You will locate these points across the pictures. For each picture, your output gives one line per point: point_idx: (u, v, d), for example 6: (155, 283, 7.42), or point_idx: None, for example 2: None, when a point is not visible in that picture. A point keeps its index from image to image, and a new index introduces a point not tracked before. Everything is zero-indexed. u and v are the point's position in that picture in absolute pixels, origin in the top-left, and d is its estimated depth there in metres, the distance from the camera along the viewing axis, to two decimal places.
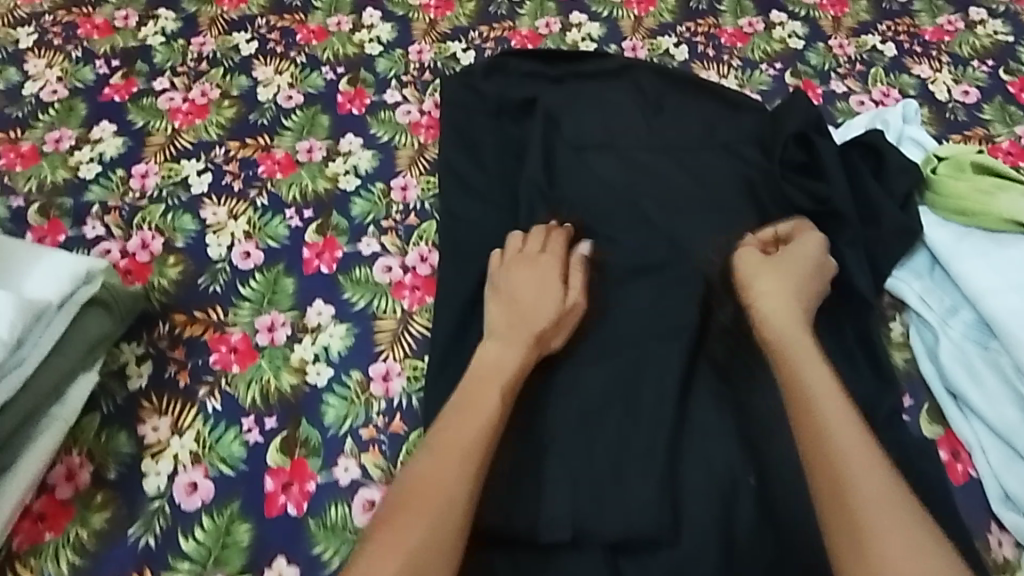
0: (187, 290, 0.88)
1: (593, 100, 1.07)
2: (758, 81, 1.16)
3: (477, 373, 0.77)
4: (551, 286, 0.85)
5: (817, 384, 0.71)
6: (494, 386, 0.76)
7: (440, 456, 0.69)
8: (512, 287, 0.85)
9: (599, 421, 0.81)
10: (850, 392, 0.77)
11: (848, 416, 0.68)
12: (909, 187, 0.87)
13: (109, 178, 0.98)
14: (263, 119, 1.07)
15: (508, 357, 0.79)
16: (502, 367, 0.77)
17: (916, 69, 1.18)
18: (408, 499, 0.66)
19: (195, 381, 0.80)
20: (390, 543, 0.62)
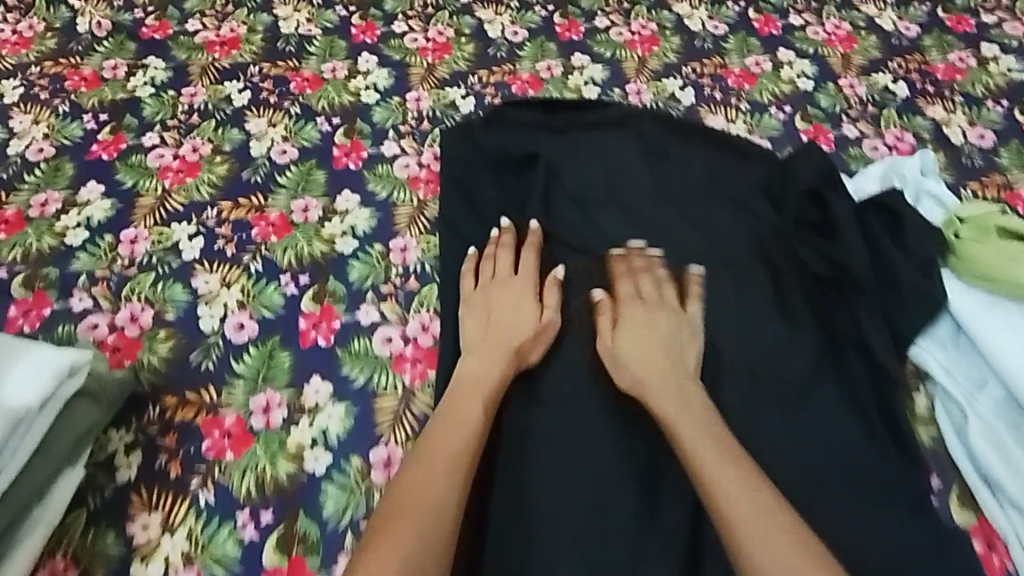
0: (179, 368, 0.84)
1: (598, 152, 1.03)
2: (768, 125, 1.12)
3: (460, 387, 0.78)
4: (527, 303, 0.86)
5: (688, 420, 0.74)
6: (476, 398, 0.77)
7: (426, 464, 0.70)
8: (488, 302, 0.87)
9: (615, 506, 0.77)
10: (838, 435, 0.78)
11: (704, 437, 0.72)
12: (933, 252, 0.83)
13: (96, 244, 0.94)
14: (256, 176, 1.03)
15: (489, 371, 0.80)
16: (483, 379, 0.79)
17: (929, 110, 1.15)
18: (397, 506, 0.67)
19: (187, 473, 0.77)
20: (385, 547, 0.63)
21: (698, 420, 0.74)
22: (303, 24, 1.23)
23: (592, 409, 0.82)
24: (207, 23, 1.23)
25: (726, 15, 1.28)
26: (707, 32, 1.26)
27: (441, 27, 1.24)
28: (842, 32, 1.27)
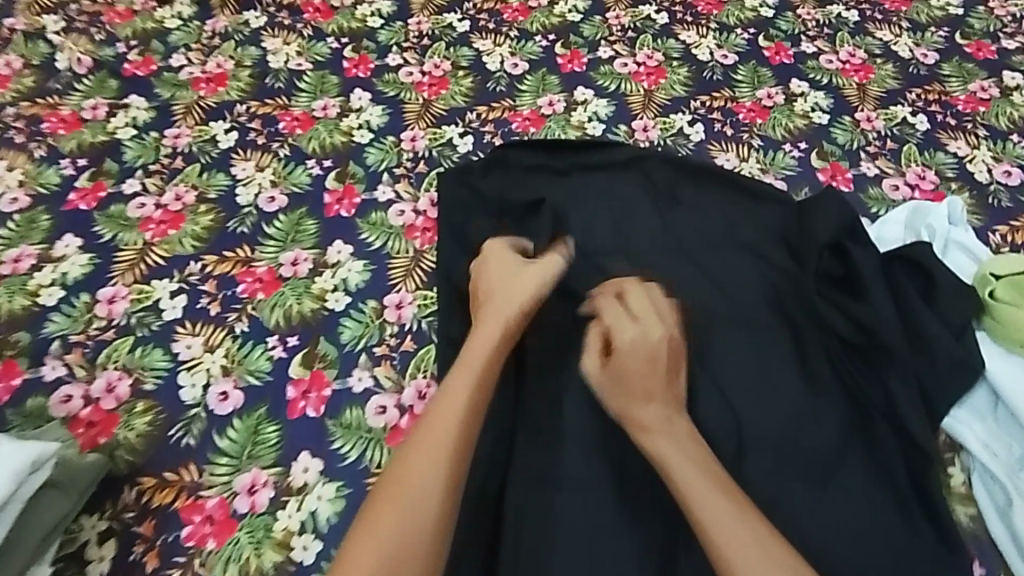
0: (158, 446, 0.79)
1: (605, 198, 0.97)
2: (783, 164, 1.06)
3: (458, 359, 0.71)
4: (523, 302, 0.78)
5: (674, 440, 0.69)
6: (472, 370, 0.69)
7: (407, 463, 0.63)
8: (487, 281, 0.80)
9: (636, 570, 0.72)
10: (859, 485, 0.74)
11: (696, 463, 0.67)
12: (965, 316, 0.78)
13: (72, 305, 0.89)
14: (243, 226, 0.97)
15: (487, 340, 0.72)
16: (479, 351, 0.71)
17: (952, 145, 1.09)
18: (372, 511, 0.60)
19: (165, 565, 0.73)
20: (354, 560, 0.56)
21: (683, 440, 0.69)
22: (293, 57, 1.18)
23: (597, 459, 0.77)
24: (193, 57, 1.17)
25: (736, 44, 1.22)
26: (716, 62, 1.20)
27: (437, 60, 1.18)
28: (857, 60, 1.21)
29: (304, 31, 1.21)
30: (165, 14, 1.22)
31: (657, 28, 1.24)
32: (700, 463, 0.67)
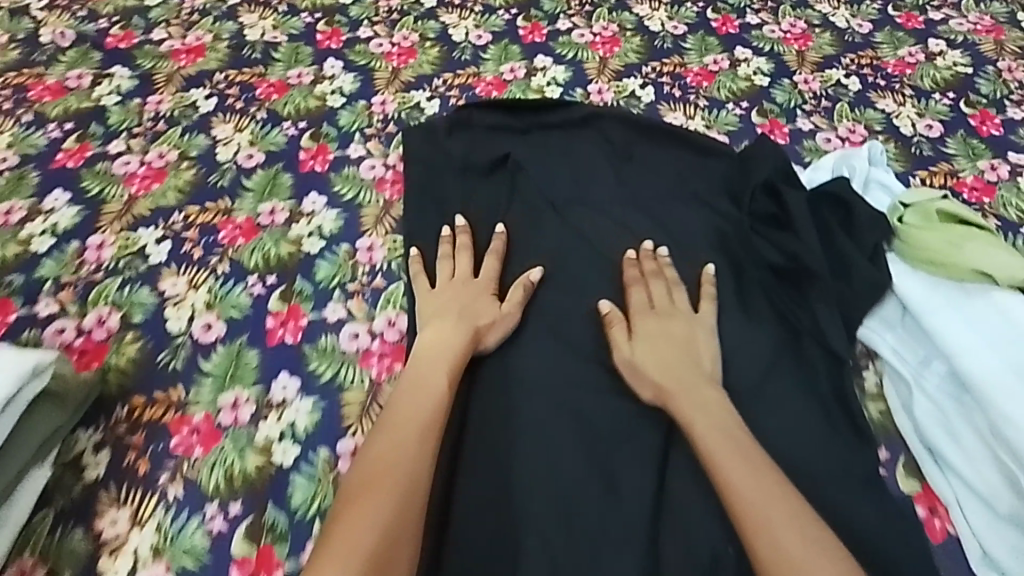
0: (147, 370, 0.85)
1: (560, 152, 1.05)
2: (726, 121, 1.15)
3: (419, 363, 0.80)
4: (486, 298, 0.87)
5: (706, 419, 0.75)
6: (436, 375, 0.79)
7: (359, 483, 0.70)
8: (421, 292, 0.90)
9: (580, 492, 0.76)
10: (780, 370, 0.84)
11: (723, 438, 0.73)
12: (877, 239, 0.86)
13: (62, 252, 0.95)
14: (223, 181, 1.04)
15: (445, 341, 0.82)
16: (435, 357, 0.81)
17: (881, 103, 1.19)
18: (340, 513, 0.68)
19: (155, 470, 0.77)
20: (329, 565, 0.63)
21: (716, 418, 0.75)
22: (269, 31, 1.25)
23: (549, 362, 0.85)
24: (172, 31, 1.24)
25: (686, 16, 1.32)
26: (667, 32, 1.29)
27: (406, 33, 1.26)
28: (798, 30, 1.31)
29: (280, 7, 1.29)
30: None
31: (613, 2, 1.33)
32: (730, 437, 0.73)
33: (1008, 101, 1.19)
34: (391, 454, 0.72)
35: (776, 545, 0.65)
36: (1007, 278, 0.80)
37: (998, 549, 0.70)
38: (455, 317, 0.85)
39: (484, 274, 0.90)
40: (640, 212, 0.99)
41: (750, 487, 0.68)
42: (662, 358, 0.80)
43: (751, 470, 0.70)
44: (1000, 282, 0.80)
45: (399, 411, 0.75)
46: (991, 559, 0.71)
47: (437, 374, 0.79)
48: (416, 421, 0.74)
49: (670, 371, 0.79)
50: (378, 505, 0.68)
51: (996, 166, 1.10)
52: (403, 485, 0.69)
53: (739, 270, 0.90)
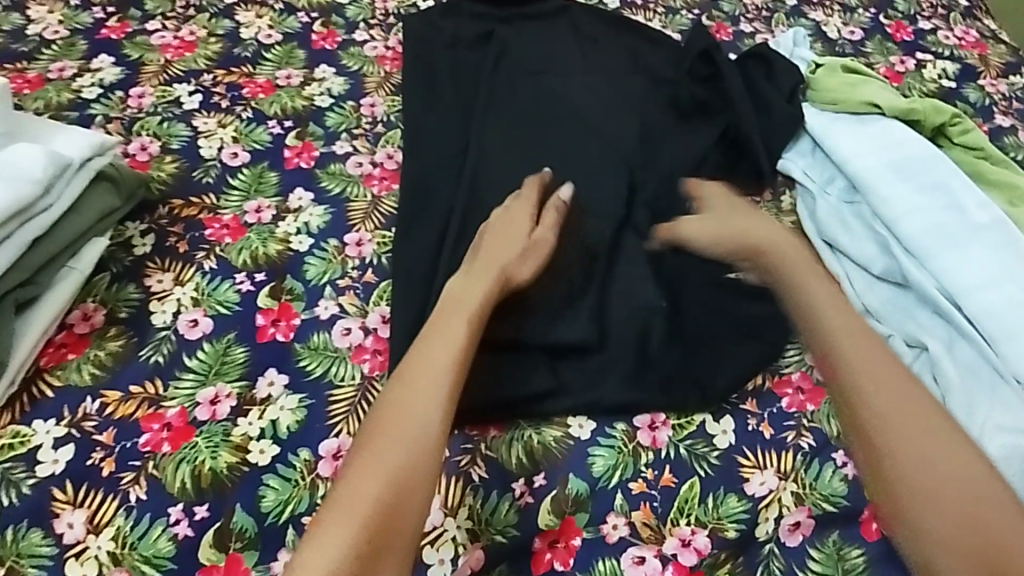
0: (184, 182, 1.00)
1: (536, 35, 1.22)
2: (679, 23, 1.34)
3: (448, 302, 0.80)
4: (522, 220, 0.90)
5: (840, 325, 0.78)
6: (463, 316, 0.78)
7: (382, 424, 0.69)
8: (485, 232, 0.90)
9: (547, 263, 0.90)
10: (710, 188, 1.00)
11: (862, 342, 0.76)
12: (793, 84, 1.05)
13: (109, 99, 1.11)
14: (246, 52, 1.21)
15: (474, 285, 0.82)
16: (465, 298, 0.80)
17: (813, 14, 1.38)
18: (366, 446, 0.68)
19: (193, 249, 0.92)
20: (353, 498, 0.64)
21: (851, 327, 0.78)
22: None
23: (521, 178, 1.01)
24: None
25: None
26: None
27: None
28: None
29: None
30: None
31: None
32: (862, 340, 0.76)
33: (919, 15, 1.39)
34: (415, 401, 0.70)
35: (907, 456, 0.68)
36: (891, 109, 0.98)
37: (874, 302, 0.86)
38: (490, 253, 0.86)
39: (529, 195, 0.93)
40: (603, 76, 1.15)
41: (891, 403, 0.71)
42: (802, 257, 0.87)
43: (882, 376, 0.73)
44: (885, 111, 0.98)
45: (420, 357, 0.74)
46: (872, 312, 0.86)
47: (457, 327, 0.77)
48: (439, 364, 0.73)
49: (799, 273, 0.85)
50: (394, 447, 0.67)
51: (904, 61, 1.29)
52: (421, 430, 0.69)
53: (680, 115, 1.08)
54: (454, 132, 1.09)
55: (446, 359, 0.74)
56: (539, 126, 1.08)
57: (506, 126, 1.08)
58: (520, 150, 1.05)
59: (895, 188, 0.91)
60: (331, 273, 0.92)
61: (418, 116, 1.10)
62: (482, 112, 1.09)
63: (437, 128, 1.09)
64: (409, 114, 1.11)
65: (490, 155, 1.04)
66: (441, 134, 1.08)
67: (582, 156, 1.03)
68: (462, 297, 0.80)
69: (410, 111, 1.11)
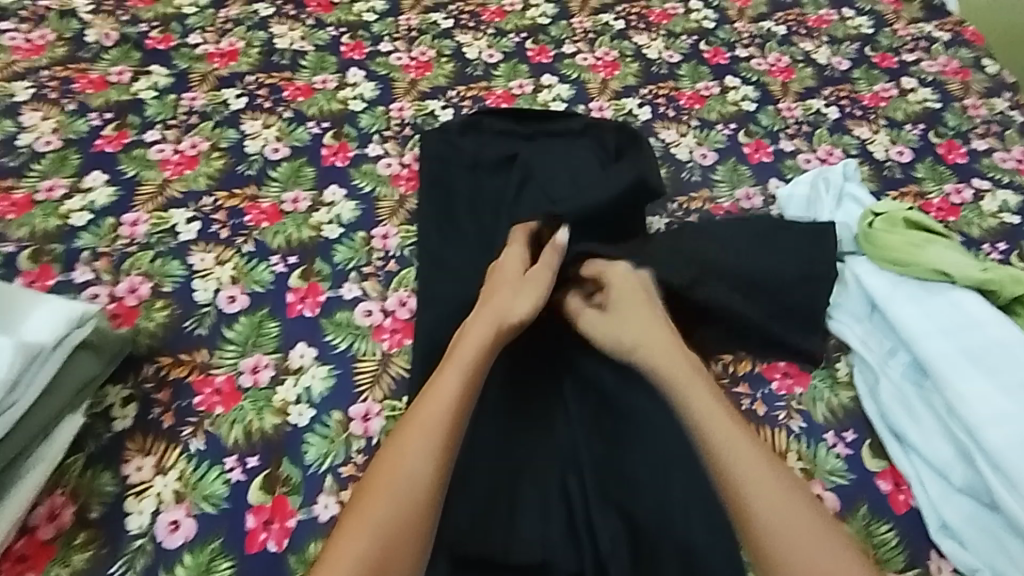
0: (174, 333, 0.91)
1: (563, 154, 1.12)
2: (714, 139, 1.25)
3: (455, 349, 0.81)
4: (518, 273, 0.90)
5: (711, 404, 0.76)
6: (456, 366, 0.79)
7: (371, 482, 0.71)
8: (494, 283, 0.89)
9: (596, 419, 0.84)
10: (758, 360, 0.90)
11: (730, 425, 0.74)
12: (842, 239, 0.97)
13: (99, 226, 1.02)
14: (251, 170, 1.12)
15: (478, 331, 0.82)
16: (472, 345, 0.81)
17: (857, 130, 1.29)
18: (356, 506, 0.70)
19: (180, 423, 0.83)
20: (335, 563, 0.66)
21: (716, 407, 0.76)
22: (297, 41, 1.36)
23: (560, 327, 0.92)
24: (208, 37, 1.35)
25: (680, 47, 1.45)
26: (663, 60, 1.41)
27: (423, 49, 1.38)
28: (783, 64, 1.44)
29: (308, 20, 1.41)
30: (183, 2, 1.42)
31: (614, 32, 1.46)
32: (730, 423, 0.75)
33: (972, 133, 1.30)
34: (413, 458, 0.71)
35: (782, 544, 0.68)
36: (964, 278, 0.88)
37: (953, 518, 0.76)
38: (496, 297, 0.86)
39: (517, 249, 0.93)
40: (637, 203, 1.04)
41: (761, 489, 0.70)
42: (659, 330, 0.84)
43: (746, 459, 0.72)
44: (957, 280, 0.88)
45: (418, 414, 0.75)
46: (950, 529, 0.77)
47: (452, 382, 0.77)
48: (436, 421, 0.74)
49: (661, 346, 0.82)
50: (381, 509, 0.69)
51: (960, 189, 1.19)
52: (406, 492, 0.70)
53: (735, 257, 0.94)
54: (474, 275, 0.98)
55: (443, 411, 0.74)
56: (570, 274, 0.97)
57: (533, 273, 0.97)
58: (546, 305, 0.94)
59: (971, 378, 0.81)
60: (333, 456, 0.82)
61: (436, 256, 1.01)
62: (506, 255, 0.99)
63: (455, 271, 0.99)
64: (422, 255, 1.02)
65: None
66: (460, 276, 0.98)
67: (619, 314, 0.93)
68: (472, 345, 0.81)
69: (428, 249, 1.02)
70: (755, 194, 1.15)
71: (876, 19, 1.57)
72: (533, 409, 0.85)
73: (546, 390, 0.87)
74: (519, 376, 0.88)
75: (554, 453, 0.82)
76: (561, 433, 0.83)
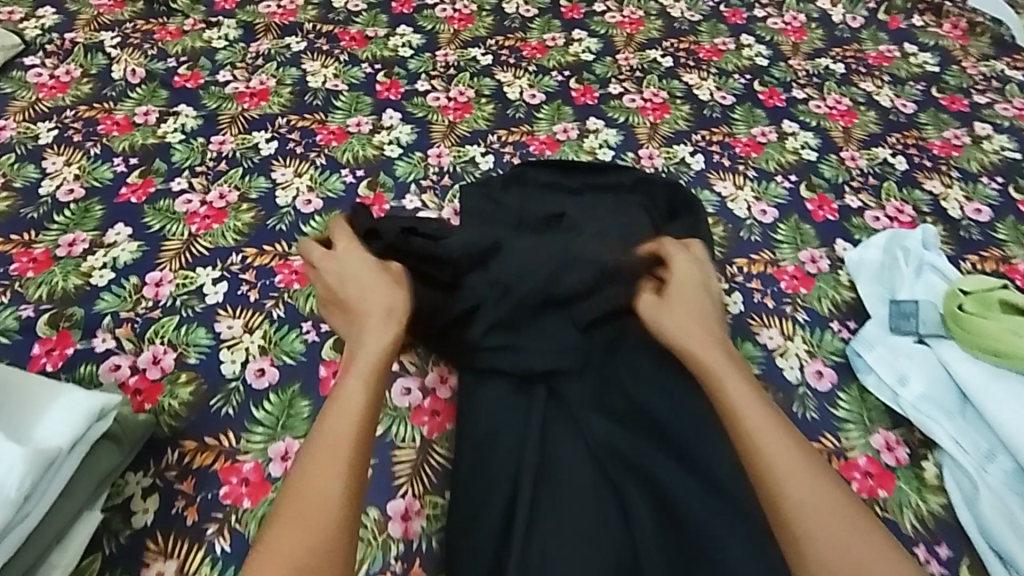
0: (199, 414, 0.84)
1: (611, 206, 1.05)
2: (774, 193, 1.16)
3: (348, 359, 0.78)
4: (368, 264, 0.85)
5: (731, 376, 0.79)
6: (356, 375, 0.75)
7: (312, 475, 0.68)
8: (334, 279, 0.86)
9: (657, 520, 0.78)
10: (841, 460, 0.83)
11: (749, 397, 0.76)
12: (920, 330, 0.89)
13: (122, 286, 0.96)
14: (281, 225, 1.06)
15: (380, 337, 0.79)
16: (374, 349, 0.78)
17: (928, 184, 1.20)
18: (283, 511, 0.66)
19: (204, 519, 0.76)
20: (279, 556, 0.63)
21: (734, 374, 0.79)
22: (330, 79, 1.30)
23: (615, 414, 0.86)
24: (238, 74, 1.29)
25: (732, 87, 1.36)
26: (715, 101, 1.33)
27: (462, 88, 1.31)
28: (843, 107, 1.35)
29: (342, 56, 1.34)
30: (212, 36, 1.37)
31: (662, 70, 1.38)
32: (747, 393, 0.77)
33: None
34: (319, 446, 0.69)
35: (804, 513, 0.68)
36: None
37: None
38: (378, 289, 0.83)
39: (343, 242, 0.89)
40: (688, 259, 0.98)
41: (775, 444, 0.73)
42: (693, 320, 0.85)
43: (774, 429, 0.74)
44: None
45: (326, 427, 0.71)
46: None
47: (358, 393, 0.74)
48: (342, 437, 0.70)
49: (693, 335, 0.83)
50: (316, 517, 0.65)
51: None
52: (328, 498, 0.66)
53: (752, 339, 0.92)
54: (532, 346, 0.90)
55: (355, 416, 0.72)
56: (623, 361, 0.90)
57: (586, 352, 0.90)
58: (601, 399, 0.87)
59: None
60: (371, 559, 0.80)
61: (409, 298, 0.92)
62: (549, 330, 0.91)
63: (496, 340, 0.90)
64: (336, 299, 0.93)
65: (570, 400, 0.87)
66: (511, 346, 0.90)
67: (675, 389, 0.87)
68: (372, 349, 0.77)
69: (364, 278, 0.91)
70: (820, 256, 1.06)
71: (941, 56, 1.47)
72: (588, 517, 0.79)
73: (601, 489, 0.81)
74: (572, 483, 0.81)
75: (610, 556, 0.76)
76: (618, 547, 0.77)
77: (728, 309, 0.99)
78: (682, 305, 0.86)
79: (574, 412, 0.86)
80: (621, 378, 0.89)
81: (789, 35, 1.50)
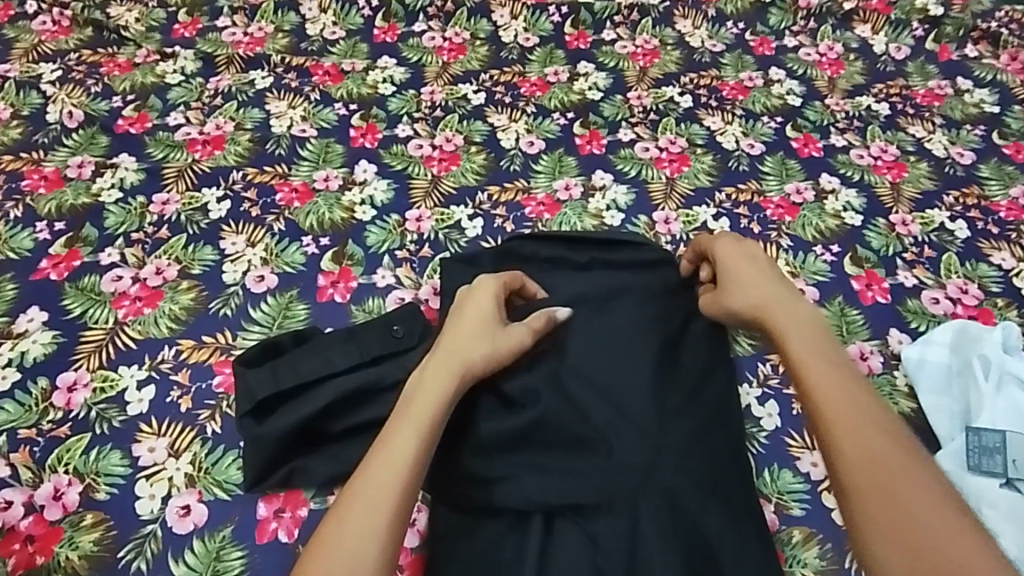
0: (105, 571, 0.69)
1: (632, 292, 0.85)
2: (815, 268, 0.99)
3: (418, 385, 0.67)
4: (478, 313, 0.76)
5: (799, 331, 0.67)
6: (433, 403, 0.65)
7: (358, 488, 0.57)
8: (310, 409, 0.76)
9: None
10: None
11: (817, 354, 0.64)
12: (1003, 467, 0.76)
13: (27, 392, 0.80)
14: (226, 309, 0.89)
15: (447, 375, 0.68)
16: (444, 379, 0.67)
17: (996, 257, 1.02)
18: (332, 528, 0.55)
19: None
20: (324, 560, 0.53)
21: (808, 329, 0.67)
22: (297, 122, 1.12)
23: (633, 551, 0.67)
24: (191, 116, 1.12)
25: (762, 133, 1.17)
26: (741, 151, 1.14)
27: (449, 134, 1.13)
28: (890, 156, 1.15)
29: (312, 94, 1.16)
30: (166, 69, 1.19)
31: (680, 112, 1.19)
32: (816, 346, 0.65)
33: None
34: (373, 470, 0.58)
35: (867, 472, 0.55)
36: None
37: None
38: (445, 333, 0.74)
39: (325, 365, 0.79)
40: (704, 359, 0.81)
41: (839, 396, 0.60)
42: (757, 284, 0.74)
43: (843, 384, 0.61)
44: None
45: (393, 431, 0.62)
46: None
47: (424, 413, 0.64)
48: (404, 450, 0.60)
49: (775, 301, 0.72)
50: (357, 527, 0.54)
51: None
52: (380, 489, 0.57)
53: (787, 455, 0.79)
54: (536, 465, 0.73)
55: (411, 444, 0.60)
56: (660, 486, 0.70)
57: (615, 476, 0.71)
58: (626, 538, 0.68)
59: None
60: None
61: (369, 415, 0.76)
62: (563, 440, 0.74)
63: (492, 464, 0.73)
64: (256, 429, 0.75)
65: (574, 533, 0.69)
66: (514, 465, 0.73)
67: (712, 528, 0.69)
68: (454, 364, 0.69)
69: (319, 395, 0.76)
70: (871, 351, 0.90)
71: (1001, 93, 1.26)
72: None
73: None
74: None
75: None
76: None
77: (763, 424, 0.83)
78: (759, 281, 0.75)
79: (587, 555, 0.68)
80: (652, 515, 0.69)
81: (825, 68, 1.29)
